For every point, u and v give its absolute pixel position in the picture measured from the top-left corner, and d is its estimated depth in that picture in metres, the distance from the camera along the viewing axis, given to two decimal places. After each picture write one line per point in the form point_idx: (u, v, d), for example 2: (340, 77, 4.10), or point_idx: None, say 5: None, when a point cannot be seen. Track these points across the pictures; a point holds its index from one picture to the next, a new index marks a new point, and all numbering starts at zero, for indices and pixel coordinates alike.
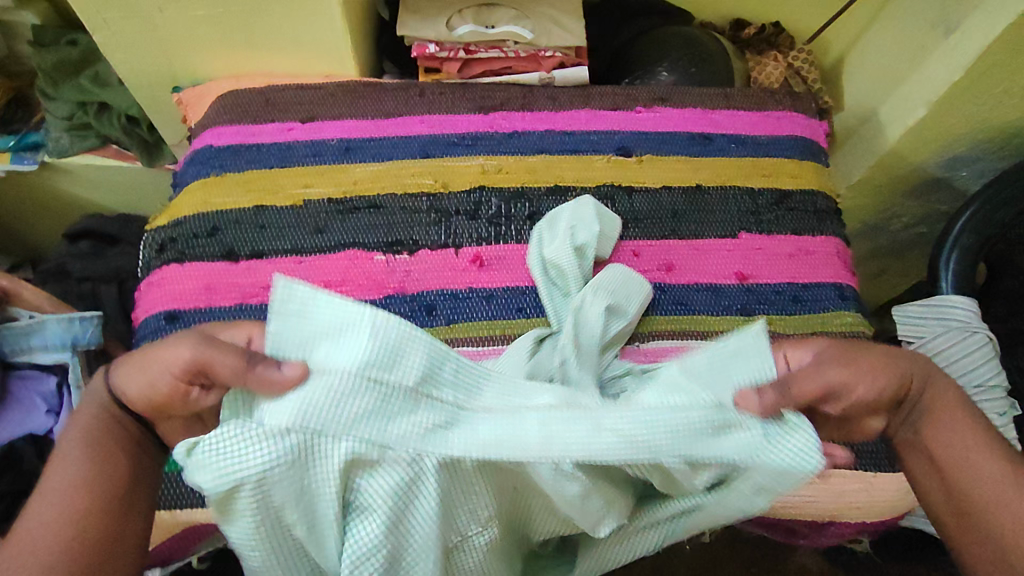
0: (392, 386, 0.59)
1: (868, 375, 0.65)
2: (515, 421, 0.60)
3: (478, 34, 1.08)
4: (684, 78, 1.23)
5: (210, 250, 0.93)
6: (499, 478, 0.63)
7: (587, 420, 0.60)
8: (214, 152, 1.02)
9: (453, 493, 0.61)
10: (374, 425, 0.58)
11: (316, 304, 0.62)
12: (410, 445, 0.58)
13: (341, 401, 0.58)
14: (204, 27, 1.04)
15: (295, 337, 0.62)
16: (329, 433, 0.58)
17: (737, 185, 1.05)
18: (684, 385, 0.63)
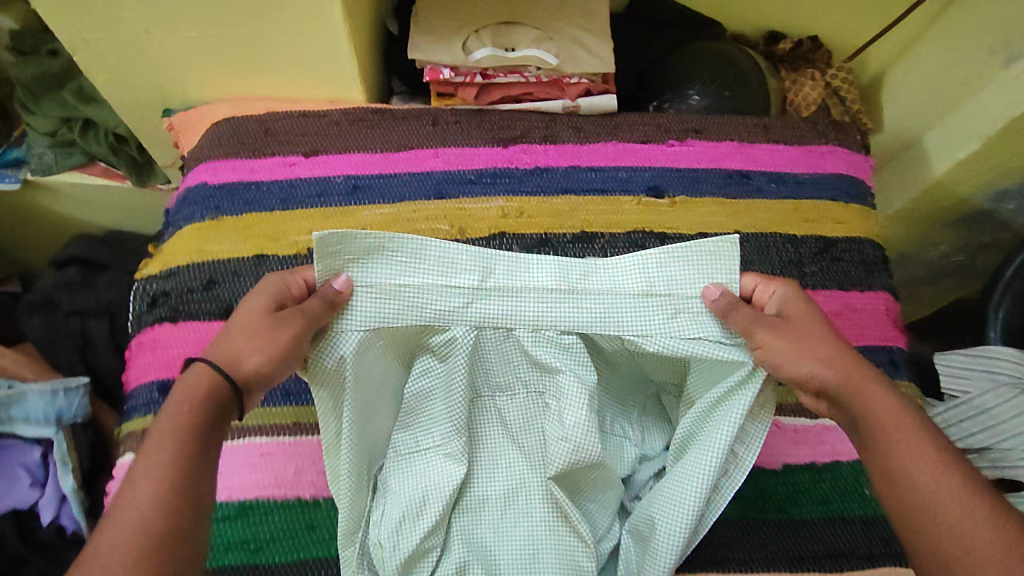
0: (424, 259, 0.72)
1: (810, 341, 0.68)
2: (517, 298, 0.74)
3: (497, 59, 0.98)
4: (718, 103, 1.13)
5: (205, 307, 0.85)
6: (525, 350, 0.77)
7: (569, 300, 0.74)
8: (210, 191, 0.94)
9: (490, 357, 0.79)
10: (416, 290, 0.72)
11: (353, 238, 0.68)
12: (448, 301, 0.73)
13: (387, 295, 0.71)
14: (197, 50, 0.94)
15: (339, 265, 0.69)
16: (383, 297, 0.71)
17: (778, 232, 0.97)
18: (652, 270, 0.73)
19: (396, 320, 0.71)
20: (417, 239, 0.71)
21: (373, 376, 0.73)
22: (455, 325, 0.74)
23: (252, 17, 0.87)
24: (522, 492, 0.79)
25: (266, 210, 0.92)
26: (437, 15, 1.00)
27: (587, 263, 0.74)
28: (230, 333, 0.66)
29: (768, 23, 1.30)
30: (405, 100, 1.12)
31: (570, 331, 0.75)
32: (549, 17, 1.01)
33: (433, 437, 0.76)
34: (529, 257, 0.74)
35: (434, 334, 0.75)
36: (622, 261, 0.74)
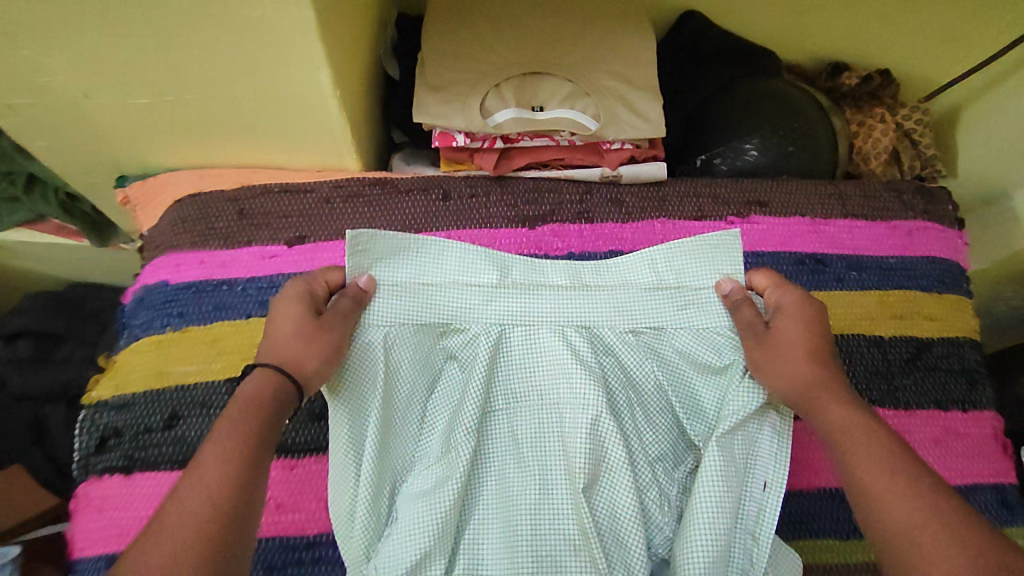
0: (444, 259, 0.74)
1: (794, 358, 0.64)
2: (534, 295, 0.74)
3: (522, 122, 0.79)
4: (781, 161, 0.95)
5: (167, 452, 0.69)
6: (548, 352, 0.73)
7: (585, 297, 0.74)
8: (172, 292, 0.77)
9: (510, 371, 0.73)
10: (435, 290, 0.72)
11: (380, 239, 0.71)
12: (467, 299, 0.72)
13: (410, 293, 0.71)
14: (152, 116, 0.75)
15: (369, 262, 0.71)
16: (406, 293, 0.71)
17: (861, 333, 0.81)
18: (658, 265, 0.75)
19: (417, 315, 0.71)
20: (439, 241, 0.74)
21: (396, 381, 0.69)
22: (473, 324, 0.73)
23: (217, 81, 0.68)
24: (552, 527, 0.67)
25: (241, 317, 0.76)
26: (449, 66, 0.81)
27: (598, 263, 0.77)
28: (277, 335, 0.63)
29: (832, 53, 1.11)
30: (408, 158, 0.93)
31: (587, 328, 0.74)
32: (587, 66, 0.83)
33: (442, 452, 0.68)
34: (545, 262, 0.76)
35: (451, 334, 0.72)
36: (631, 262, 0.76)
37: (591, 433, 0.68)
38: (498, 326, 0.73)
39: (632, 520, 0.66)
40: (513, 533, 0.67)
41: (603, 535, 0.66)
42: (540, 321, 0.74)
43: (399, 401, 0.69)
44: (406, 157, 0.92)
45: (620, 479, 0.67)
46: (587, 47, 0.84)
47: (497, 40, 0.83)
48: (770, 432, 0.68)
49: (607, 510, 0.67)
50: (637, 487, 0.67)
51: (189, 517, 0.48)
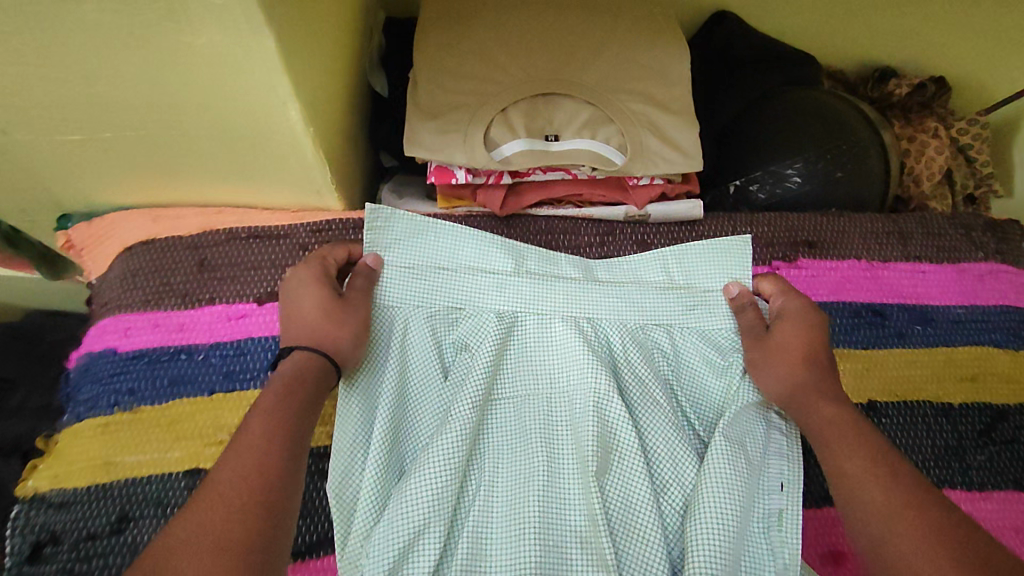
0: (456, 243, 0.70)
1: (789, 356, 0.61)
2: (547, 287, 0.70)
3: (535, 154, 0.66)
4: (826, 189, 0.82)
5: (114, 562, 0.58)
6: (562, 342, 0.68)
7: (598, 290, 0.70)
8: (120, 363, 0.65)
9: (521, 359, 0.68)
10: (447, 277, 0.68)
11: (397, 221, 0.68)
12: (479, 285, 0.69)
13: (424, 275, 0.68)
14: (84, 158, 0.60)
15: (386, 241, 0.68)
16: (420, 275, 0.68)
17: (926, 400, 0.69)
18: (667, 264, 0.71)
19: (429, 298, 0.68)
20: (452, 228, 0.70)
21: (406, 367, 0.64)
22: (485, 308, 0.69)
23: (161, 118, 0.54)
24: (557, 515, 0.60)
25: (204, 393, 0.64)
26: (447, 88, 0.68)
27: (611, 260, 0.72)
28: (298, 317, 0.59)
29: (880, 56, 0.98)
30: (396, 189, 0.80)
31: (596, 321, 0.69)
32: (611, 86, 0.69)
33: (441, 435, 0.60)
34: (559, 257, 0.72)
35: (460, 317, 0.68)
36: (641, 257, 0.72)
37: (601, 419, 0.63)
38: (511, 312, 0.69)
39: (644, 510, 0.60)
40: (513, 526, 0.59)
41: (611, 519, 0.60)
42: (550, 309, 0.69)
43: (409, 385, 0.64)
44: (396, 188, 0.79)
45: (632, 470, 0.61)
46: (611, 63, 0.71)
47: (504, 55, 0.70)
48: (777, 436, 0.63)
49: (617, 502, 0.61)
50: (649, 471, 0.62)
51: (238, 518, 0.44)
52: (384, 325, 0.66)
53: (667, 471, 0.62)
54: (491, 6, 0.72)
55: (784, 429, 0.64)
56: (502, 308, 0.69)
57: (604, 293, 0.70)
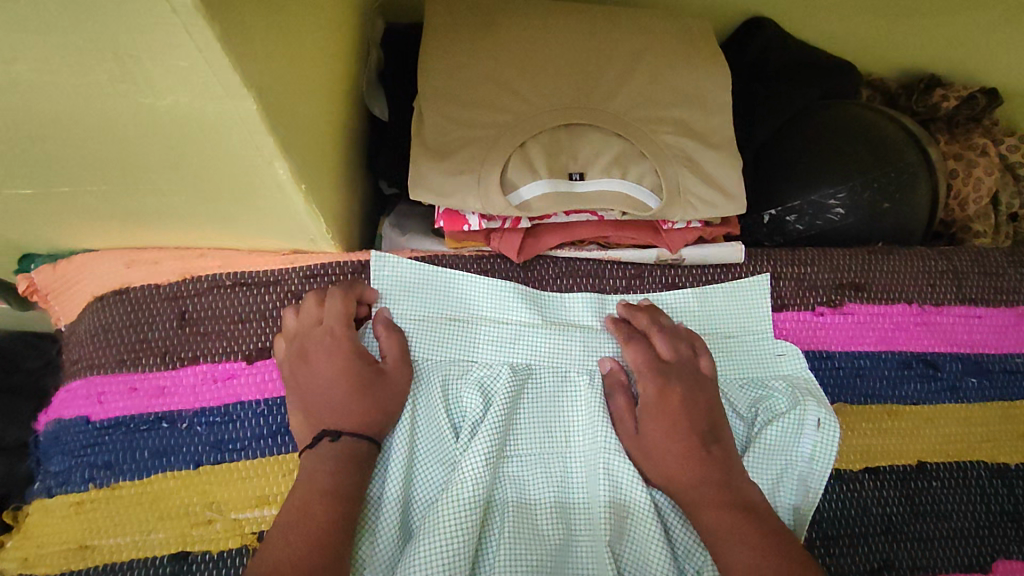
0: (466, 289, 0.64)
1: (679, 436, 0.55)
2: (564, 335, 0.63)
3: (559, 198, 0.59)
4: (869, 221, 0.75)
5: None
6: (581, 396, 0.62)
7: (620, 338, 0.64)
8: (95, 433, 0.58)
9: (536, 412, 0.61)
10: (456, 327, 0.63)
11: (403, 271, 0.63)
12: (490, 334, 0.63)
13: (432, 325, 0.62)
14: (49, 204, 0.53)
15: (392, 293, 0.62)
16: (428, 325, 0.62)
17: (981, 459, 0.63)
18: (693, 306, 0.65)
19: (436, 353, 0.62)
20: (461, 275, 0.64)
21: (412, 431, 0.58)
22: (498, 362, 0.62)
23: (126, 170, 0.47)
24: None
25: (188, 466, 0.58)
26: (455, 118, 0.61)
27: (632, 299, 0.65)
28: (319, 399, 0.56)
29: (921, 65, 0.90)
30: (398, 223, 0.72)
31: (617, 372, 0.63)
32: (642, 113, 0.61)
33: (451, 505, 0.54)
34: (577, 295, 0.65)
35: (472, 373, 0.61)
36: (667, 297, 0.65)
37: (621, 482, 0.57)
38: (525, 362, 0.63)
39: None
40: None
41: None
42: (569, 362, 0.63)
43: (414, 451, 0.58)
44: (398, 221, 0.71)
45: (656, 537, 0.56)
46: (642, 85, 0.62)
47: (520, 77, 0.61)
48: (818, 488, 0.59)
49: (640, 566, 0.56)
50: (674, 540, 0.57)
51: None
52: None
53: (691, 536, 0.57)
54: (504, 20, 0.64)
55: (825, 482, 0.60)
56: (515, 356, 0.63)
57: None
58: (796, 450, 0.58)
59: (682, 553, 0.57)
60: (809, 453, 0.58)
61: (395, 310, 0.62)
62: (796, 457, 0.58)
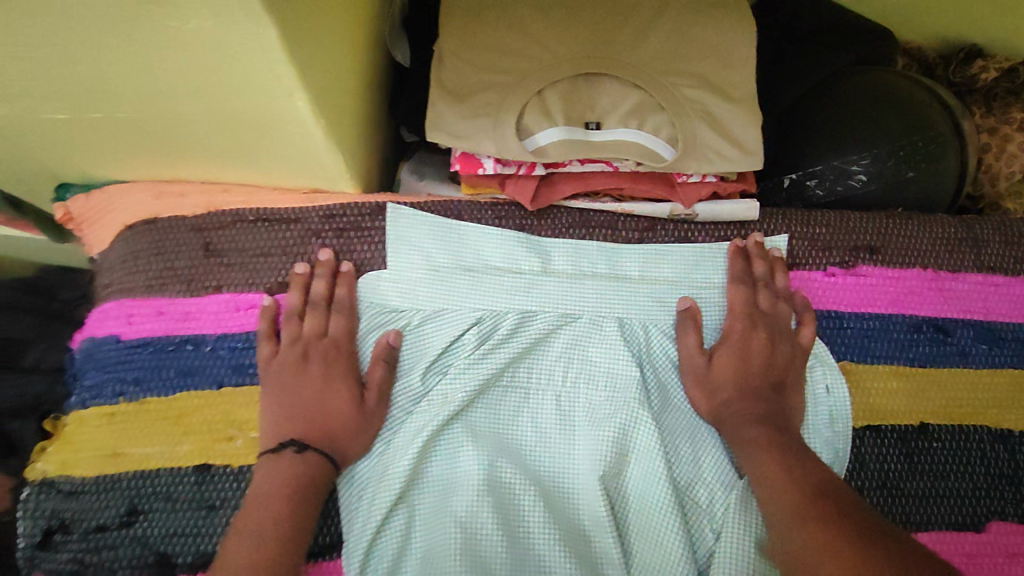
0: (480, 242, 0.66)
1: (745, 375, 0.60)
2: (575, 288, 0.65)
3: (572, 145, 0.59)
4: (893, 189, 0.73)
5: (128, 552, 0.57)
6: (579, 342, 0.63)
7: (627, 291, 0.65)
8: (124, 351, 0.62)
9: (547, 357, 0.63)
10: (466, 281, 0.64)
11: (419, 226, 0.65)
12: (501, 288, 0.64)
13: (444, 278, 0.64)
14: (89, 130, 0.57)
15: (406, 245, 0.65)
16: (441, 274, 0.64)
17: (985, 425, 0.63)
18: (704, 260, 0.66)
19: (446, 302, 0.64)
20: (472, 227, 0.66)
21: (424, 373, 0.62)
22: (506, 309, 0.64)
23: (154, 97, 0.50)
24: (557, 506, 0.59)
25: (212, 386, 0.61)
26: (475, 63, 0.62)
27: (645, 248, 0.66)
28: (290, 405, 0.58)
29: (960, 35, 0.87)
30: (416, 171, 0.73)
31: (620, 321, 0.64)
32: (662, 64, 0.61)
33: (429, 430, 0.59)
34: (588, 244, 0.66)
35: (480, 322, 0.63)
36: (679, 249, 0.66)
37: (621, 423, 0.60)
38: (539, 313, 0.64)
39: (668, 518, 0.57)
40: (527, 543, 0.57)
41: (619, 515, 0.58)
42: (580, 313, 0.64)
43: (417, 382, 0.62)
44: (416, 167, 0.73)
45: (653, 475, 0.58)
46: (665, 37, 0.62)
47: (543, 23, 0.61)
48: (817, 440, 0.61)
49: (637, 499, 0.58)
50: (673, 475, 0.58)
51: None
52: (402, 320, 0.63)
53: (689, 476, 0.59)
54: None
55: (825, 439, 0.61)
56: (521, 312, 0.64)
57: (634, 294, 0.65)
58: (814, 415, 0.62)
59: (683, 490, 0.58)
60: (827, 417, 0.62)
61: (401, 259, 0.64)
62: (815, 420, 0.62)
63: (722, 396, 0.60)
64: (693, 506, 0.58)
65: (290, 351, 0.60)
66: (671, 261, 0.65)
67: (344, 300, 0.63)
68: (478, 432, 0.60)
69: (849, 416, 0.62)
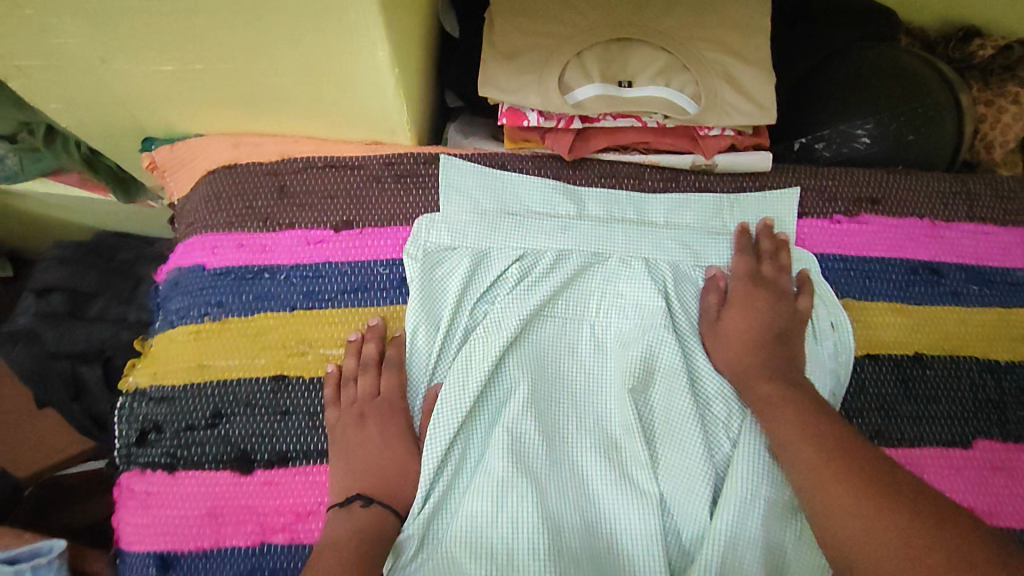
0: (520, 191, 0.74)
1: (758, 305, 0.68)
2: (606, 231, 0.72)
3: (608, 99, 0.67)
4: (894, 153, 0.80)
5: (213, 450, 0.66)
6: (609, 279, 0.71)
7: (651, 236, 0.72)
8: (208, 278, 0.70)
9: (583, 292, 0.71)
10: (510, 225, 0.72)
11: (466, 176, 0.73)
12: (539, 231, 0.72)
13: (490, 222, 0.72)
14: (187, 82, 0.66)
15: (457, 193, 0.73)
16: (488, 217, 0.72)
17: (974, 355, 0.70)
18: (720, 209, 0.73)
19: (493, 242, 0.72)
20: (513, 178, 0.74)
21: (474, 301, 0.70)
22: (545, 248, 0.72)
23: (253, 49, 0.59)
24: (592, 418, 0.67)
25: (286, 309, 0.69)
26: (521, 28, 0.70)
27: (668, 197, 0.74)
28: (354, 467, 0.64)
29: (960, 16, 0.95)
30: (462, 131, 0.82)
31: (646, 261, 0.71)
32: (687, 30, 0.69)
33: (485, 352, 0.66)
34: (617, 193, 0.74)
35: (522, 258, 0.71)
36: (699, 198, 0.73)
37: (647, 347, 0.67)
38: (574, 252, 0.72)
39: (690, 426, 0.64)
40: (564, 451, 0.65)
41: (646, 427, 0.66)
42: (610, 253, 0.72)
43: (470, 310, 0.70)
44: (462, 127, 0.81)
45: (676, 391, 0.66)
46: (690, 6, 0.70)
47: None
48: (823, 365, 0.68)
49: (661, 413, 0.66)
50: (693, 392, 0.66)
51: None
52: (457, 255, 0.71)
53: (707, 393, 0.67)
54: None
55: (830, 365, 0.68)
56: (558, 251, 0.72)
57: (658, 237, 0.72)
58: (819, 346, 0.69)
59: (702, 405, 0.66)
60: (831, 348, 0.69)
61: (453, 204, 0.73)
62: (821, 350, 0.69)
63: (737, 324, 0.67)
64: (710, 424, 0.65)
65: (348, 414, 0.65)
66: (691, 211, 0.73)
67: (394, 358, 0.67)
68: (524, 355, 0.68)
69: (850, 346, 0.69)
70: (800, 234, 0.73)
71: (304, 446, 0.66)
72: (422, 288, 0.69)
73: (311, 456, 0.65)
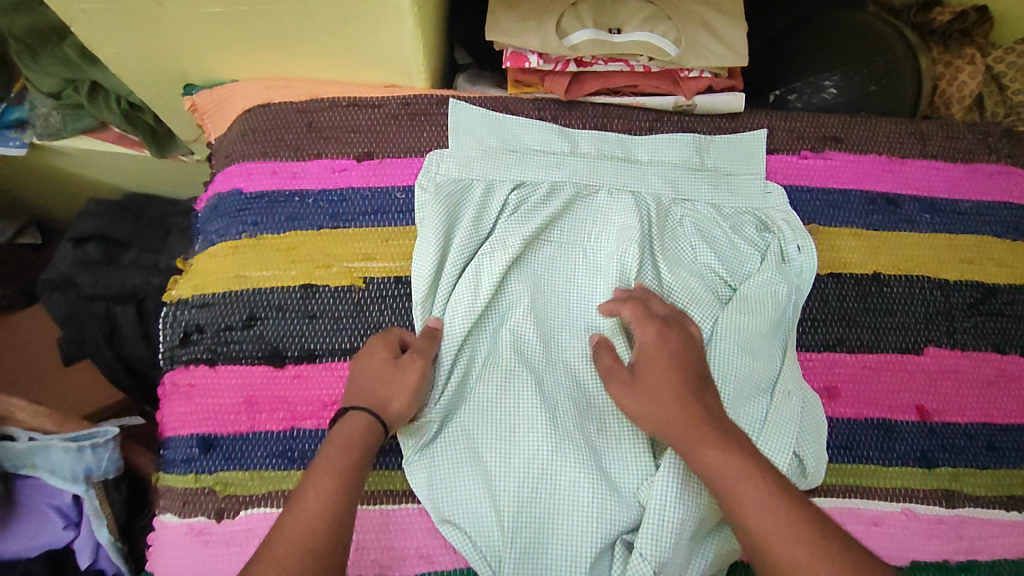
0: (520, 130, 0.82)
1: None
2: (596, 165, 0.81)
3: (599, 44, 0.76)
4: (859, 102, 0.90)
5: (249, 348, 0.74)
6: (598, 207, 0.80)
7: (636, 170, 0.81)
8: (244, 200, 0.79)
9: (574, 220, 0.80)
10: (511, 159, 0.81)
11: (473, 117, 0.82)
12: (536, 165, 0.81)
13: (494, 156, 0.81)
14: (230, 25, 0.74)
15: (465, 132, 0.82)
16: (492, 152, 0.81)
17: (927, 274, 0.79)
18: (700, 146, 0.82)
19: (497, 173, 0.80)
20: (514, 118, 0.82)
21: (480, 225, 0.77)
22: (542, 180, 0.80)
23: None
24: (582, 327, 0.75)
25: (313, 228, 0.78)
26: None
27: (654, 136, 0.83)
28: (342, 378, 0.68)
29: None
30: (470, 82, 0.91)
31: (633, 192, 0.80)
32: None
33: (491, 266, 0.75)
34: (608, 133, 0.83)
35: (522, 187, 0.79)
36: (681, 136, 0.82)
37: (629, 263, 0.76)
38: (568, 182, 0.80)
39: None
40: (559, 354, 0.74)
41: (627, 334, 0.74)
42: (600, 185, 0.80)
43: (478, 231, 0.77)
44: (470, 78, 0.91)
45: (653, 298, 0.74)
46: None
47: None
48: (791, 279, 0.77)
49: None
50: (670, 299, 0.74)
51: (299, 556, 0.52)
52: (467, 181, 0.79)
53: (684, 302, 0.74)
54: None
55: (797, 279, 0.77)
56: (553, 182, 0.80)
57: (643, 170, 0.81)
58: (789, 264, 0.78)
59: None
60: (797, 265, 0.77)
61: (461, 140, 0.81)
62: (789, 267, 0.77)
63: None
64: None
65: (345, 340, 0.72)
66: (674, 148, 0.82)
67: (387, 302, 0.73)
68: (523, 271, 0.77)
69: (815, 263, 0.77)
70: (771, 167, 0.82)
71: (330, 346, 0.74)
72: (435, 210, 0.76)
73: (336, 354, 0.74)
